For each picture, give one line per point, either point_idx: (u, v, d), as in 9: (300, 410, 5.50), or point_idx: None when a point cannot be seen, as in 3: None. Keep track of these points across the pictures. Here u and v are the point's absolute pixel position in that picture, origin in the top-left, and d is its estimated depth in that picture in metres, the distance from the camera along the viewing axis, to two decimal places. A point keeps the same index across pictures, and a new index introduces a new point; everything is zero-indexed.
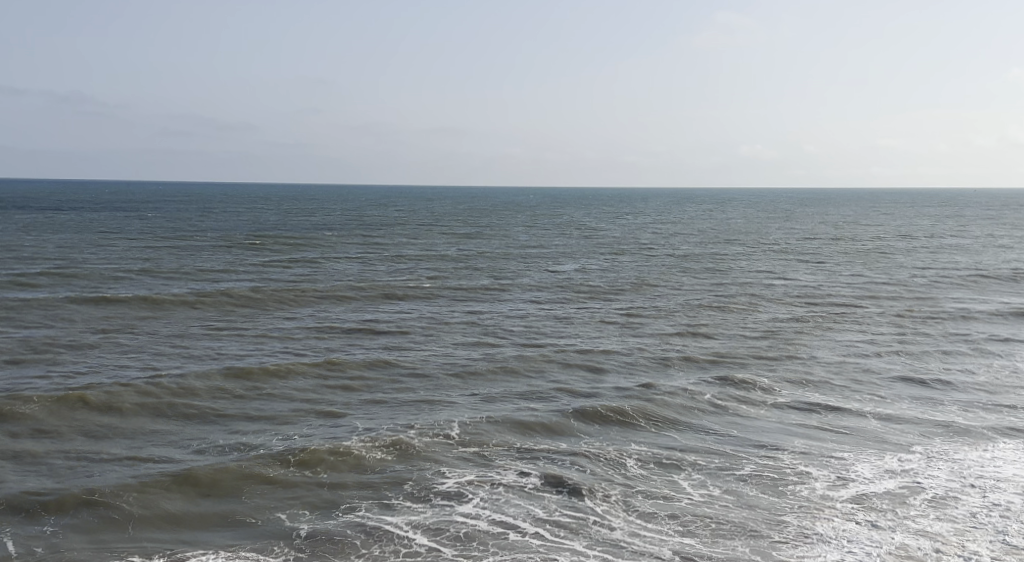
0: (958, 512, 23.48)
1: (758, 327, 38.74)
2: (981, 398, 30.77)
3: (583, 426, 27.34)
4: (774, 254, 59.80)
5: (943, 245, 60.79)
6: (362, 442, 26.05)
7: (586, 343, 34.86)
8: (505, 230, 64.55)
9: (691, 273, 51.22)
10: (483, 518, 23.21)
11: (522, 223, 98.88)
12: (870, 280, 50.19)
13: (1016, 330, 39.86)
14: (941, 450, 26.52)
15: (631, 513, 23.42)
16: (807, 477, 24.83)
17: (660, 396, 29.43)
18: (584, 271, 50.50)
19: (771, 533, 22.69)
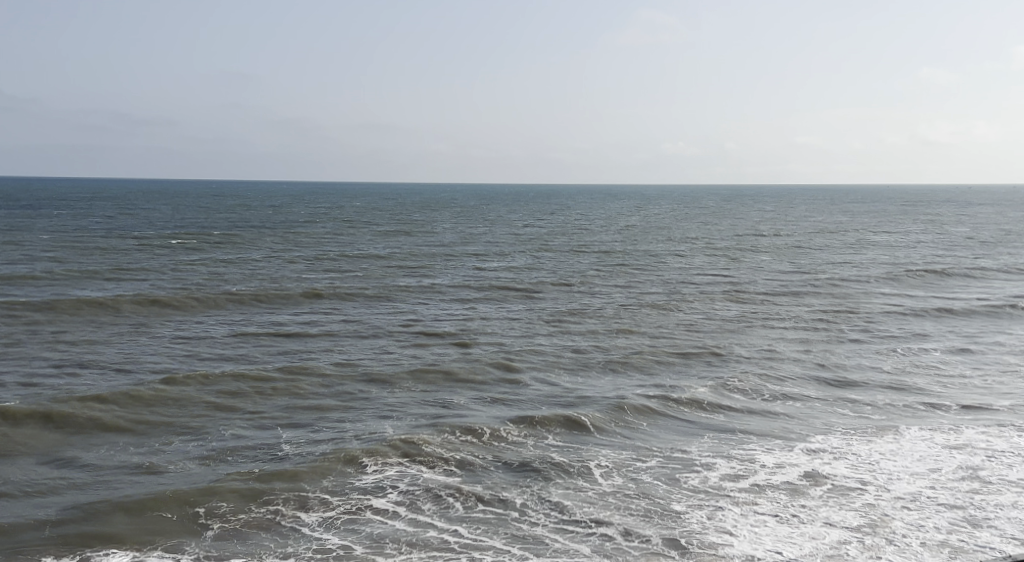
0: (866, 505, 23.94)
1: (677, 326, 38.98)
2: (896, 395, 31.34)
3: (501, 424, 27.46)
4: (699, 251, 60.11)
5: (862, 243, 61.79)
6: (277, 447, 25.99)
7: (505, 343, 34.91)
8: (431, 230, 64.02)
9: (616, 271, 51.49)
10: (396, 516, 23.21)
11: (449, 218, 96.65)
12: (792, 278, 50.76)
13: (930, 327, 40.56)
14: (851, 443, 27.04)
15: (544, 505, 23.60)
16: (715, 469, 25.26)
17: (579, 397, 29.68)
18: (509, 268, 50.53)
19: (681, 522, 23.02)
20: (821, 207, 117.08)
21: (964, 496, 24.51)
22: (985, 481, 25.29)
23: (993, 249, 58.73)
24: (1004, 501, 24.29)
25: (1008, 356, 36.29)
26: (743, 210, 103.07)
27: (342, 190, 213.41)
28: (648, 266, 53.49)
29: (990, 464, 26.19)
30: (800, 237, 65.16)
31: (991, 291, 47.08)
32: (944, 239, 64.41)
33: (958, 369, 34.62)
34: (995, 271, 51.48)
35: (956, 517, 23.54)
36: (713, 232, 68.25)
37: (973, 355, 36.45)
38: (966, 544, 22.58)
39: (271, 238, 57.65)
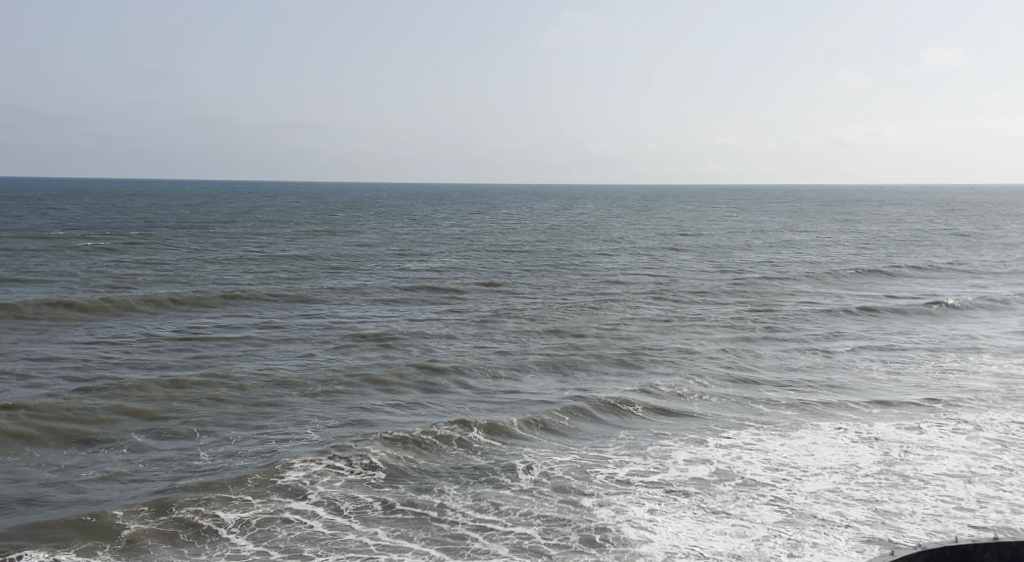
0: (782, 500, 24.32)
1: (598, 325, 39.29)
2: (812, 391, 31.99)
3: (421, 425, 27.46)
4: (622, 251, 60.56)
5: (782, 242, 62.84)
6: (194, 454, 25.64)
7: (427, 344, 34.93)
8: (354, 231, 63.74)
9: (538, 271, 51.73)
10: (313, 517, 23.04)
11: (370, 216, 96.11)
12: (712, 277, 51.48)
13: (845, 325, 41.38)
14: (767, 439, 27.50)
15: (461, 505, 23.61)
16: (631, 465, 25.52)
17: (500, 398, 29.80)
18: (432, 269, 50.48)
19: (599, 519, 23.16)
20: (742, 206, 118.77)
21: (879, 491, 24.99)
22: (898, 475, 25.87)
23: (909, 248, 60.13)
24: (917, 495, 24.87)
25: (921, 352, 37.21)
26: (665, 209, 104.32)
27: (267, 190, 211.41)
28: (572, 266, 53.86)
29: (904, 459, 26.77)
30: (722, 237, 66.04)
31: (905, 289, 48.19)
32: (861, 238, 65.66)
33: (873, 365, 35.40)
34: (909, 270, 52.72)
35: (871, 511, 24.02)
36: (637, 232, 68.89)
37: (887, 352, 37.29)
38: (881, 537, 23.05)
39: (191, 239, 56.99)
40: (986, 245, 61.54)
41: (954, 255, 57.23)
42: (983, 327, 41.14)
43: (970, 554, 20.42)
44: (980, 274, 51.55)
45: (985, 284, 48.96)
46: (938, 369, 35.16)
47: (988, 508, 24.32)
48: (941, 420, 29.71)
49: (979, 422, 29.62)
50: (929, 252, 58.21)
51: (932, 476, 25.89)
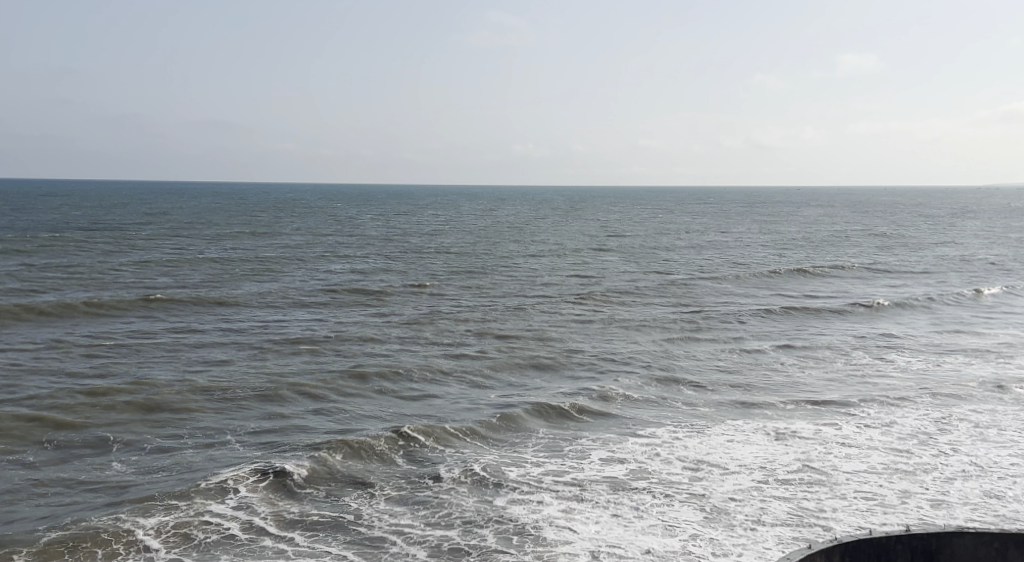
0: (701, 498, 24.54)
1: (521, 327, 39.41)
2: (730, 390, 32.46)
3: (339, 430, 27.29)
4: (546, 252, 60.93)
5: (705, 243, 63.70)
6: (105, 463, 25.15)
7: (346, 348, 34.73)
8: (277, 233, 63.31)
9: (462, 273, 51.78)
10: (227, 523, 22.71)
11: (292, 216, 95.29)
12: (635, 278, 52.01)
13: (764, 324, 42.06)
14: (686, 438, 27.80)
15: (377, 508, 23.47)
16: (547, 465, 25.63)
17: (420, 401, 29.74)
18: (356, 271, 50.27)
19: (517, 519, 23.14)
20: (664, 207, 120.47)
21: (797, 488, 25.36)
22: (816, 472, 26.28)
23: (828, 249, 61.35)
24: (835, 491, 25.28)
25: (839, 351, 37.96)
26: (590, 211, 105.16)
27: (193, 190, 208.97)
28: (497, 267, 54.04)
29: (822, 456, 27.22)
30: (646, 238, 66.75)
31: (822, 289, 49.15)
32: (781, 239, 66.90)
33: (791, 364, 36.01)
34: (826, 270, 53.79)
35: (791, 508, 24.34)
36: (563, 233, 69.39)
37: (805, 350, 38.00)
38: (800, 532, 23.38)
39: (109, 240, 56.10)
40: (902, 246, 63.06)
41: (870, 255, 58.57)
42: (898, 325, 42.10)
43: (885, 546, 20.78)
44: (895, 274, 52.74)
45: (901, 283, 50.11)
46: (855, 367, 35.87)
47: (903, 503, 24.80)
48: (857, 417, 30.31)
49: (893, 419, 30.27)
50: (847, 253, 59.43)
51: (848, 472, 26.35)
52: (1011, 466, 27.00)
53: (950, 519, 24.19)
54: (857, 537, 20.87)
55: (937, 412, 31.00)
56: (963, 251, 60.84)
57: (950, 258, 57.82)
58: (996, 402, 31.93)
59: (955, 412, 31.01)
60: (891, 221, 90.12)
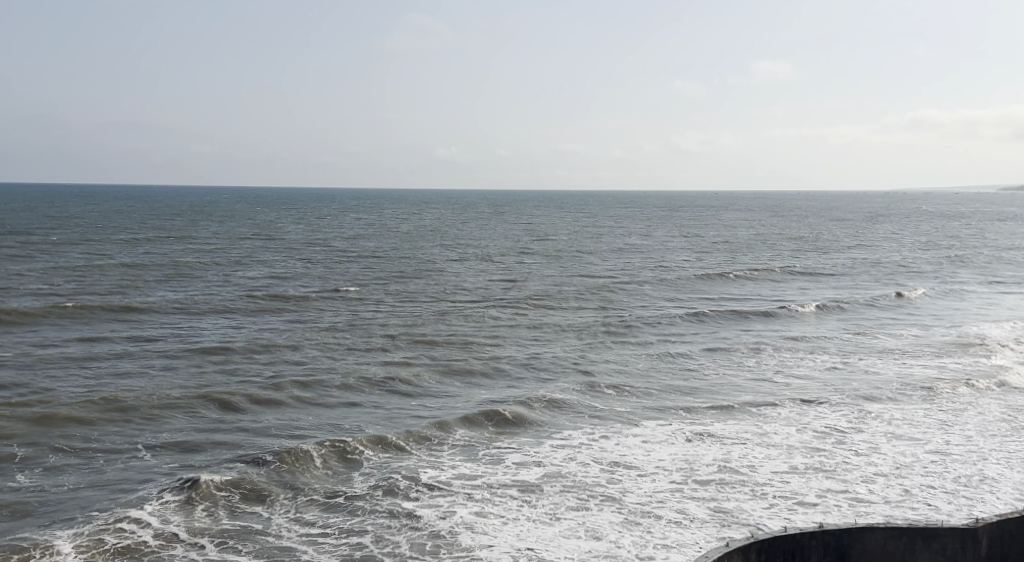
0: (617, 500, 24.70)
1: (443, 332, 39.42)
2: (647, 392, 32.82)
3: (254, 439, 27.02)
4: (469, 256, 61.06)
5: (627, 247, 64.21)
6: (8, 475, 24.57)
7: (262, 355, 34.42)
8: (196, 238, 62.50)
9: (383, 278, 51.66)
10: (136, 532, 22.33)
11: (210, 218, 94.04)
12: (557, 282, 52.32)
13: (683, 327, 42.59)
14: (605, 440, 28.01)
15: (289, 517, 23.25)
16: (463, 470, 25.62)
17: (338, 408, 29.56)
18: (275, 276, 49.83)
19: (432, 525, 23.08)
20: (583, 212, 121.51)
21: (716, 489, 25.65)
22: (733, 472, 26.63)
23: (747, 253, 62.29)
24: (753, 491, 25.62)
25: (756, 353, 38.57)
26: (512, 215, 105.73)
27: (113, 194, 205.21)
28: (420, 272, 53.91)
29: (740, 456, 27.60)
30: (569, 242, 67.18)
31: (740, 292, 49.91)
32: (701, 242, 67.81)
33: (710, 367, 36.45)
34: (744, 273, 54.67)
35: (709, 509, 24.60)
36: (486, 237, 69.43)
37: (723, 352, 38.57)
38: (718, 532, 23.62)
39: (19, 246, 54.84)
40: (818, 249, 64.26)
41: (786, 258, 59.66)
42: (814, 327, 42.89)
43: (800, 543, 21.02)
44: (811, 277, 53.67)
45: (817, 286, 51.01)
46: (772, 368, 36.41)
47: (821, 502, 25.22)
48: (774, 417, 30.81)
49: (808, 418, 30.85)
50: (766, 256, 60.32)
51: (765, 472, 26.73)
52: (921, 462, 27.60)
53: (868, 516, 24.61)
54: (773, 534, 21.11)
55: (850, 411, 31.59)
56: (876, 254, 62.17)
57: (863, 261, 59.11)
58: (906, 401, 32.63)
59: (868, 411, 31.61)
60: (808, 225, 92.01)
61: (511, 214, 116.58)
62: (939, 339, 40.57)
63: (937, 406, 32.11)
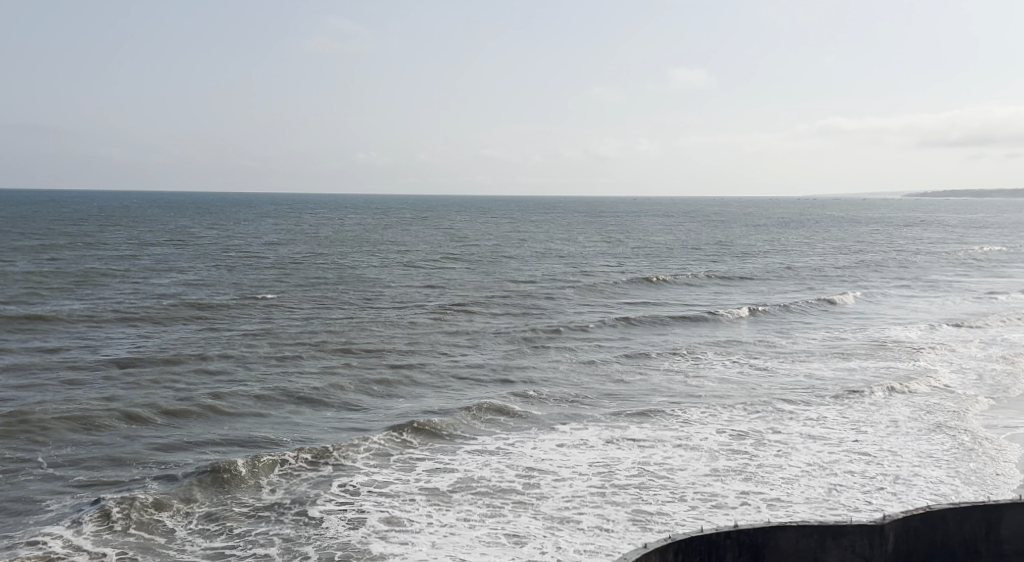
0: (530, 506, 24.69)
1: (360, 340, 39.18)
2: (565, 397, 32.95)
3: (161, 453, 26.53)
4: (389, 261, 60.82)
5: (548, 253, 64.51)
6: None
7: (172, 365, 33.85)
8: (108, 245, 61.28)
9: (300, 284, 51.20)
10: (33, 548, 21.77)
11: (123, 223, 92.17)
12: (477, 288, 52.33)
13: (601, 332, 42.85)
14: (522, 446, 28.06)
15: (194, 530, 22.86)
16: (376, 479, 25.44)
17: (252, 419, 29.20)
18: (190, 283, 49.06)
19: (343, 535, 22.86)
20: (501, 217, 121.70)
21: (634, 492, 25.79)
22: (653, 476, 26.80)
23: (666, 258, 62.99)
24: (671, 494, 25.80)
25: (673, 357, 38.97)
26: (434, 220, 105.51)
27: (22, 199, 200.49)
28: (339, 279, 53.49)
29: (657, 459, 27.84)
30: (489, 247, 67.21)
31: (658, 297, 50.40)
32: (620, 248, 68.40)
33: (626, 371, 36.74)
34: (661, 278, 55.24)
35: (628, 512, 24.69)
36: (406, 244, 69.12)
37: (640, 357, 38.89)
38: (636, 535, 23.70)
39: None
40: (734, 255, 65.19)
41: (703, 264, 60.41)
42: (731, 331, 43.46)
43: (714, 543, 20.60)
44: (728, 282, 54.37)
45: (734, 291, 51.66)
46: (690, 372, 36.78)
47: (737, 504, 25.48)
48: (689, 420, 31.15)
49: (723, 421, 31.24)
50: (684, 262, 60.97)
51: (682, 475, 26.98)
52: (836, 464, 28.04)
53: (785, 517, 24.90)
54: (689, 534, 20.55)
55: (764, 414, 32.04)
56: (790, 260, 63.23)
57: (778, 266, 60.14)
58: (820, 402, 33.15)
59: (782, 413, 32.06)
60: (726, 231, 93.34)
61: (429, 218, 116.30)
62: (851, 342, 41.37)
63: (849, 407, 32.68)
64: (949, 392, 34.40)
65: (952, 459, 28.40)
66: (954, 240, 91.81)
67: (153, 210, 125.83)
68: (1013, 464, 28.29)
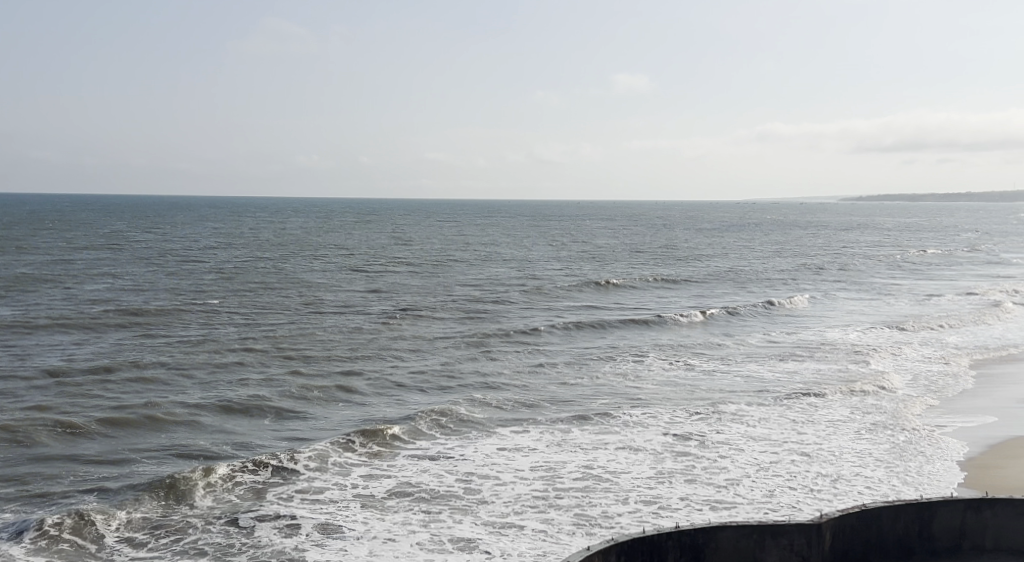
0: (470, 512, 24.58)
1: (301, 346, 38.90)
2: (508, 401, 32.95)
3: (94, 463, 26.14)
4: (332, 265, 60.46)
5: (492, 257, 64.52)
6: None
7: (108, 373, 33.37)
8: (43, 250, 60.23)
9: (241, 289, 50.72)
10: None
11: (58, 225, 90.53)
12: (420, 292, 52.16)
13: (545, 336, 42.91)
14: (465, 450, 28.02)
15: (124, 540, 22.53)
16: (314, 486, 25.24)
17: (191, 429, 28.85)
18: (128, 289, 48.38)
19: (277, 543, 22.63)
20: (444, 220, 121.44)
21: (576, 495, 25.84)
22: (597, 479, 26.87)
23: (610, 262, 63.25)
24: (616, 496, 25.90)
25: (616, 360, 39.14)
26: (377, 223, 105.03)
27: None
28: (281, 283, 53.04)
29: (599, 462, 27.93)
30: (433, 251, 67.10)
31: (601, 300, 50.57)
32: (565, 252, 68.60)
33: (570, 375, 36.82)
34: (605, 281, 55.44)
35: (573, 516, 24.69)
36: (349, 248, 68.75)
37: (583, 360, 38.99)
38: (578, 538, 23.71)
39: None
40: (677, 258, 65.68)
41: (646, 267, 60.75)
42: (673, 334, 43.73)
43: (654, 543, 19.64)
44: (670, 286, 54.68)
45: (677, 295, 52.02)
46: (632, 376, 36.94)
47: (678, 505, 25.60)
48: (632, 423, 31.29)
49: (665, 423, 31.43)
50: (626, 266, 61.26)
51: (624, 477, 27.07)
52: (776, 464, 28.30)
53: (725, 517, 25.06)
54: (630, 534, 19.56)
55: (706, 416, 32.26)
56: (733, 263, 63.81)
57: (721, 269, 60.65)
58: (760, 404, 33.47)
59: (724, 415, 32.33)
60: (669, 235, 94.00)
61: (373, 221, 115.76)
62: (791, 345, 41.80)
63: (789, 409, 33.00)
64: (887, 393, 34.87)
65: (889, 459, 28.75)
66: (891, 243, 93.34)
67: (88, 214, 123.79)
68: (949, 463, 28.71)
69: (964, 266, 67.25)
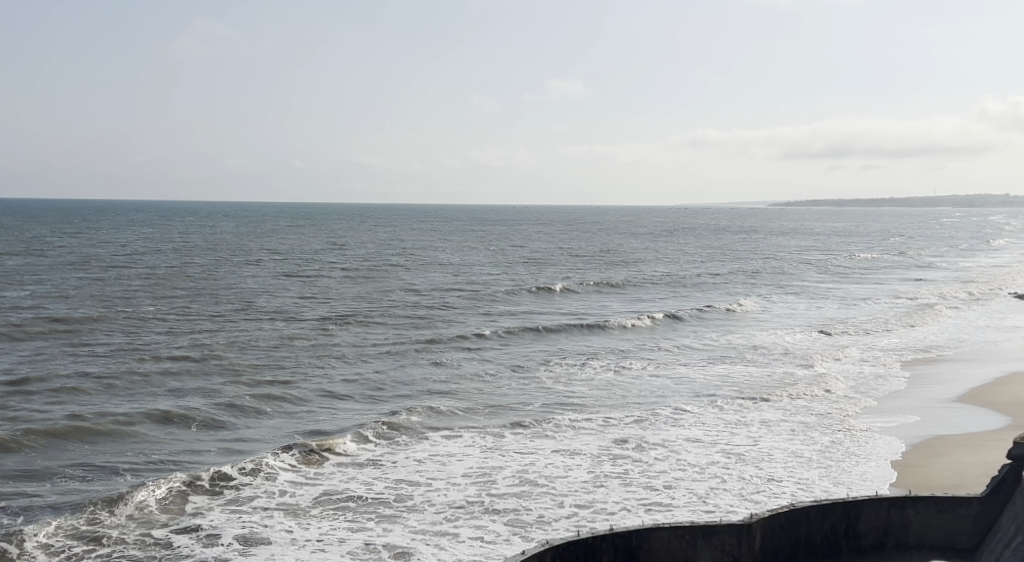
0: (402, 520, 24.51)
1: (234, 354, 38.54)
2: (443, 406, 32.95)
3: (15, 478, 25.66)
4: (266, 270, 59.95)
5: (429, 262, 64.52)
6: None
7: (32, 385, 32.75)
8: None
9: (173, 296, 50.13)
10: None
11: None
12: (355, 298, 51.96)
13: (479, 341, 43.00)
14: (398, 457, 27.94)
15: (42, 552, 22.17)
16: (241, 496, 25.03)
17: (118, 441, 28.43)
18: (55, 296, 47.53)
19: (198, 553, 22.42)
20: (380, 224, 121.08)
21: (511, 501, 25.89)
22: (531, 483, 26.96)
23: (545, 266, 63.58)
24: (550, 501, 25.99)
25: (551, 364, 39.33)
26: (312, 228, 104.41)
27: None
28: (214, 290, 52.48)
29: (532, 467, 28.02)
30: (369, 256, 66.90)
31: (537, 305, 50.78)
32: (502, 256, 68.81)
33: (505, 380, 36.91)
34: (540, 286, 55.69)
35: (507, 522, 24.73)
36: (284, 253, 68.26)
37: (518, 364, 39.11)
38: (512, 544, 23.76)
39: None
40: (613, 262, 66.19)
41: (582, 272, 61.10)
42: (607, 338, 44.05)
43: (589, 546, 19.61)
44: (606, 290, 55.09)
45: (612, 299, 52.42)
46: (567, 380, 37.14)
47: (611, 509, 25.77)
48: (565, 426, 31.47)
49: (599, 426, 31.65)
50: (560, 271, 61.36)
51: (558, 481, 27.19)
52: (708, 466, 28.63)
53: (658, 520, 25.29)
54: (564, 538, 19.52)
55: (639, 419, 32.52)
56: (667, 267, 64.44)
57: (655, 274, 61.26)
58: (693, 407, 33.84)
59: (657, 418, 32.63)
60: (605, 239, 94.77)
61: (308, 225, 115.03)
62: (724, 348, 42.29)
63: (721, 412, 33.37)
64: (816, 395, 35.43)
65: (819, 459, 29.21)
66: (821, 247, 95.06)
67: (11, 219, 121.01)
68: (878, 463, 29.26)
69: (892, 270, 68.41)
